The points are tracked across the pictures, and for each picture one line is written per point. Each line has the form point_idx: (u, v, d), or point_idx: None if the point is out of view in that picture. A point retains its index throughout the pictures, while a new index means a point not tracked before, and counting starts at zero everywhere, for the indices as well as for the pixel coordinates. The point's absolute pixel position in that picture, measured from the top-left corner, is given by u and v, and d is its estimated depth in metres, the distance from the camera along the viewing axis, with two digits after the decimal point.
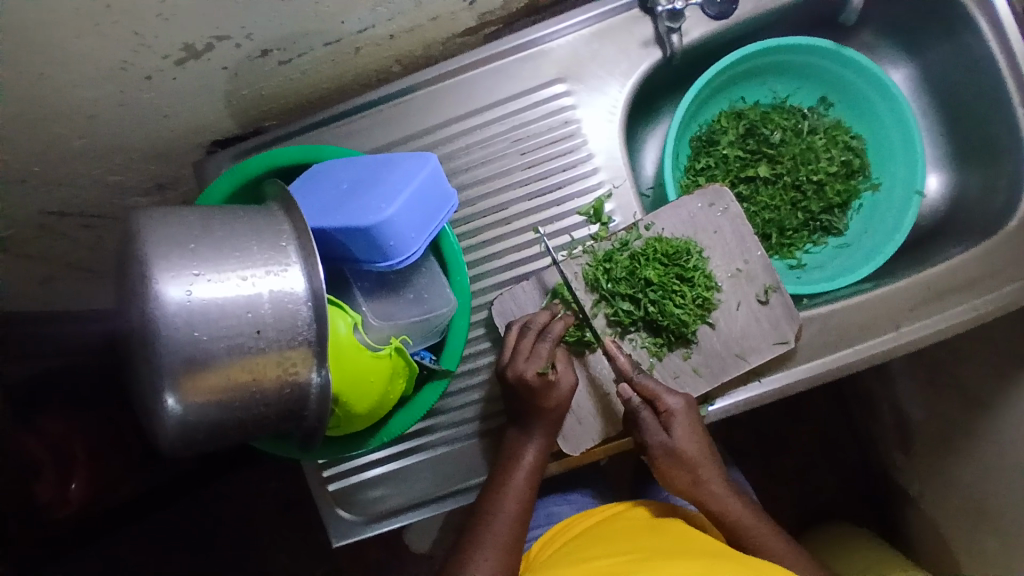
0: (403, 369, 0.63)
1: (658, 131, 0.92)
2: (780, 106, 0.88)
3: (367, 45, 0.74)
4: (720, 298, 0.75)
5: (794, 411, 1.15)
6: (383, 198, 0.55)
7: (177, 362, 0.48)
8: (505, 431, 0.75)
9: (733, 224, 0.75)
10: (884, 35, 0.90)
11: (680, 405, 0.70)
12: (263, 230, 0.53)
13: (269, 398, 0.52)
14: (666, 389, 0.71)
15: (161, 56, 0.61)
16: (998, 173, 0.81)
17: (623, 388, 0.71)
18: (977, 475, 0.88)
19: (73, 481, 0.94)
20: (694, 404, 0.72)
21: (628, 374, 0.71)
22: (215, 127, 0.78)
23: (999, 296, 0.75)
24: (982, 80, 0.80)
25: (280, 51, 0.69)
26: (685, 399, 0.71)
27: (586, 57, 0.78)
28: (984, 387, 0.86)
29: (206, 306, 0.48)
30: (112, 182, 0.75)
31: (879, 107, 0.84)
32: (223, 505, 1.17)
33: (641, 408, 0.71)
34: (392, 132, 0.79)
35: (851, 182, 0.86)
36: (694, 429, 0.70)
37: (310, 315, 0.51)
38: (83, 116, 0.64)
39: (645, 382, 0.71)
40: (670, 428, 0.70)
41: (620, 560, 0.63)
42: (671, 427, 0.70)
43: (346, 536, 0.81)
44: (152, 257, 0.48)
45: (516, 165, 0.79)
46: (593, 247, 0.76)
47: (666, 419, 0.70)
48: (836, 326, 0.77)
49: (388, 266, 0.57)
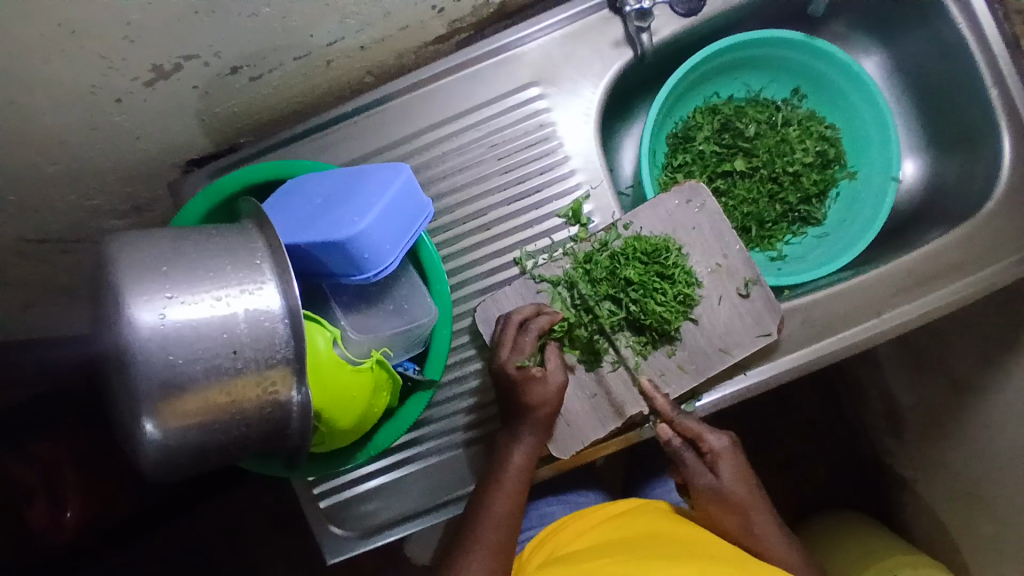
0: (386, 381, 0.63)
1: (635, 130, 0.93)
2: (754, 100, 0.88)
3: (338, 57, 0.74)
4: (702, 294, 0.75)
5: (785, 400, 1.15)
6: (355, 212, 0.55)
7: (154, 387, 0.47)
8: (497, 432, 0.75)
9: (711, 220, 0.75)
10: (854, 24, 0.90)
11: (724, 444, 0.73)
12: (236, 249, 0.52)
13: (249, 418, 0.51)
14: (708, 429, 0.73)
15: (131, 78, 0.60)
16: (973, 155, 0.82)
17: (662, 427, 0.73)
18: (968, 457, 0.88)
19: (67, 508, 0.94)
20: (737, 443, 0.74)
21: (667, 413, 0.73)
22: (189, 146, 0.78)
23: (978, 280, 0.75)
24: (953, 65, 0.81)
25: (250, 68, 0.68)
26: (728, 440, 0.73)
27: (558, 59, 0.78)
28: (971, 368, 0.87)
29: (181, 329, 0.48)
30: (88, 206, 0.74)
31: (852, 96, 0.84)
32: (219, 524, 1.16)
33: (684, 448, 0.73)
34: (368, 143, 0.79)
35: (828, 172, 0.87)
36: (739, 470, 0.72)
37: (287, 332, 0.50)
38: (54, 142, 0.63)
39: (688, 422, 0.73)
40: (715, 469, 0.72)
41: (613, 563, 0.63)
42: (717, 466, 0.72)
43: (341, 551, 0.80)
44: (124, 282, 0.48)
45: (493, 170, 0.79)
46: (573, 250, 0.76)
47: (710, 459, 0.72)
48: (819, 316, 0.77)
49: (365, 278, 0.57)
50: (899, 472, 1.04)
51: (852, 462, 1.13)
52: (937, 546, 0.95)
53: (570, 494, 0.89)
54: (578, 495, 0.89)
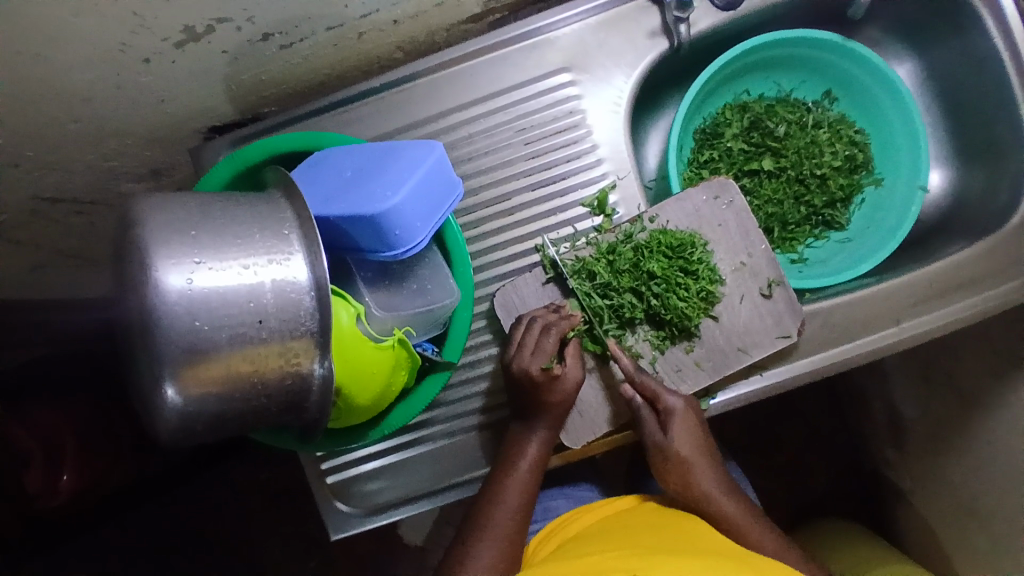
0: (405, 361, 0.62)
1: (662, 123, 0.92)
2: (784, 100, 0.87)
3: (370, 31, 0.73)
4: (724, 292, 0.74)
5: (791, 404, 1.15)
6: (387, 187, 0.54)
7: (178, 352, 0.47)
8: (509, 423, 0.75)
9: (737, 217, 0.75)
10: (889, 30, 0.89)
11: (679, 406, 0.72)
12: (265, 217, 0.52)
13: (271, 389, 0.51)
14: (667, 389, 0.72)
15: (161, 38, 0.59)
16: (999, 171, 0.81)
17: (625, 387, 0.73)
18: (970, 471, 0.88)
19: (64, 471, 0.92)
20: (695, 407, 0.73)
21: (631, 374, 0.72)
22: (212, 112, 0.77)
23: (989, 298, 0.76)
24: (986, 78, 0.80)
25: (282, 35, 0.67)
26: (684, 401, 0.73)
27: (593, 47, 0.77)
28: (979, 384, 0.87)
29: (208, 294, 0.47)
30: (106, 166, 0.73)
31: (884, 102, 0.84)
32: (217, 494, 1.16)
33: (642, 407, 0.73)
34: (394, 120, 0.78)
35: (855, 177, 0.86)
36: (689, 430, 0.72)
37: (313, 305, 0.50)
38: (77, 99, 0.62)
39: (648, 382, 0.72)
40: (666, 427, 0.71)
41: (619, 556, 0.63)
42: (668, 426, 0.71)
43: (345, 527, 0.80)
44: (151, 245, 0.47)
45: (519, 155, 0.78)
46: (596, 240, 0.75)
47: (664, 417, 0.72)
48: (837, 321, 0.77)
49: (393, 256, 0.57)
50: (898, 484, 1.04)
51: (852, 471, 1.13)
52: (931, 559, 0.95)
53: (571, 485, 0.89)
54: (580, 488, 0.89)
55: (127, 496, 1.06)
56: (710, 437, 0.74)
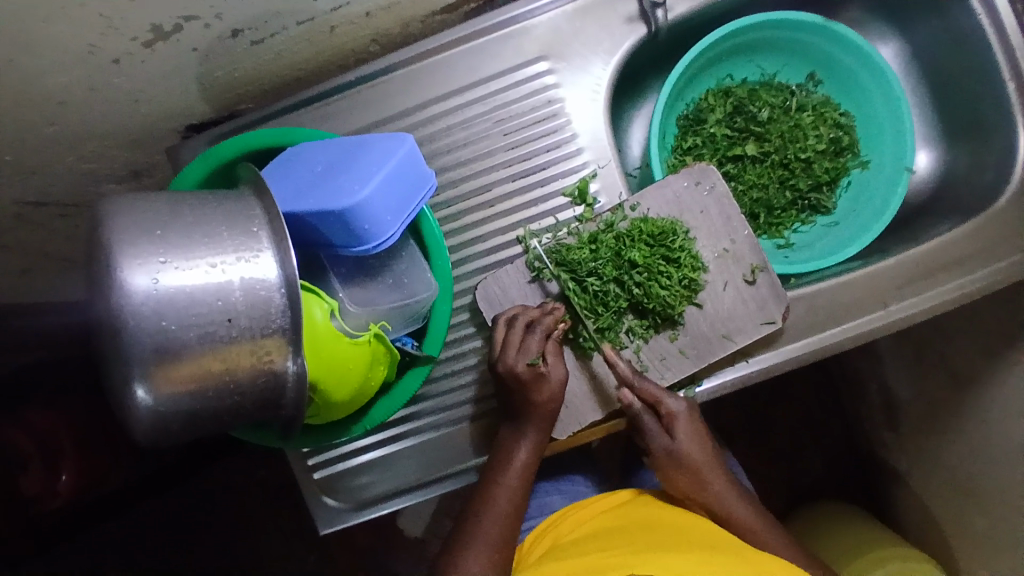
0: (383, 355, 0.62)
1: (644, 110, 0.91)
2: (768, 84, 0.86)
3: (342, 24, 0.72)
4: (707, 279, 0.74)
5: (786, 390, 1.14)
6: (356, 180, 0.53)
7: (146, 352, 0.46)
8: (500, 426, 0.74)
9: (719, 203, 0.74)
10: (871, 10, 0.88)
11: (682, 409, 0.72)
12: (233, 214, 0.51)
13: (244, 387, 0.51)
14: (667, 392, 0.72)
15: (129, 38, 0.59)
16: (986, 149, 0.80)
17: (624, 393, 0.71)
18: (967, 454, 0.88)
19: (62, 472, 0.93)
20: (695, 409, 0.73)
21: (630, 380, 0.71)
22: (189, 111, 0.76)
23: (973, 280, 0.75)
24: (970, 55, 0.78)
25: (253, 31, 0.67)
26: (686, 403, 0.72)
27: (569, 34, 0.76)
28: (972, 365, 0.86)
29: (175, 294, 0.47)
30: (86, 169, 0.73)
31: (869, 84, 0.82)
32: (215, 493, 1.17)
33: (643, 413, 0.72)
34: (372, 114, 0.78)
35: (840, 160, 0.85)
36: (695, 433, 0.72)
37: (284, 302, 0.49)
38: (52, 103, 0.61)
39: (648, 386, 0.71)
40: (672, 432, 0.71)
41: (615, 555, 0.62)
42: (674, 430, 0.71)
43: (334, 522, 0.80)
44: (117, 245, 0.47)
45: (498, 146, 0.77)
46: (578, 229, 0.75)
47: (667, 422, 0.72)
48: (823, 305, 0.76)
49: (365, 250, 0.56)
50: (896, 467, 1.03)
51: (849, 456, 1.12)
52: (929, 544, 0.95)
53: (563, 482, 0.89)
54: (572, 481, 0.89)
55: (124, 499, 1.06)
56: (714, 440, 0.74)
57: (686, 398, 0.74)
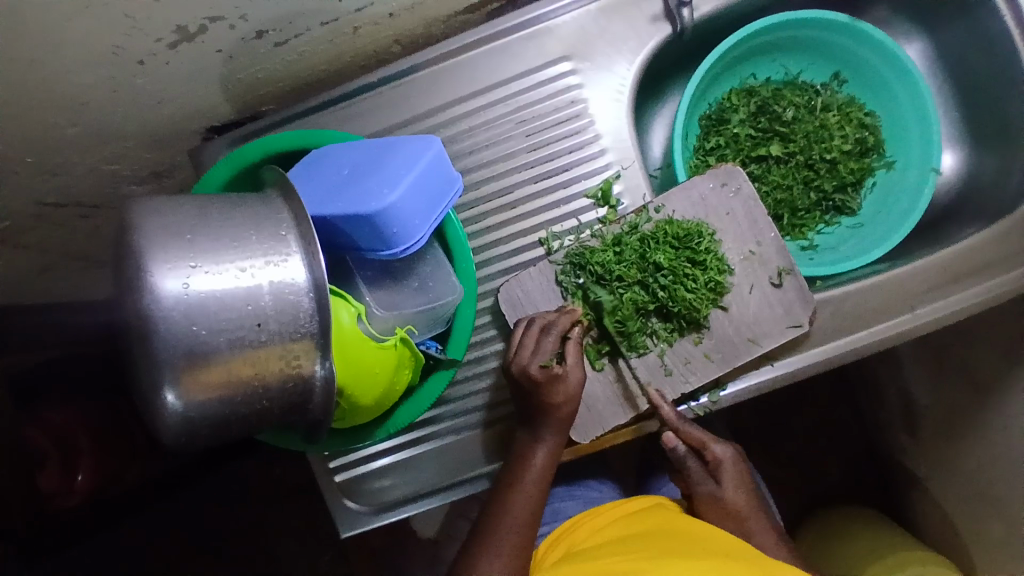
0: (408, 359, 0.62)
1: (666, 111, 0.90)
2: (792, 83, 0.85)
3: (365, 25, 0.72)
4: (732, 282, 0.73)
5: (806, 393, 1.13)
6: (384, 183, 0.53)
7: (176, 356, 0.46)
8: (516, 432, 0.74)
9: (746, 205, 0.73)
10: (899, 9, 0.87)
11: (726, 454, 0.74)
12: (262, 218, 0.51)
13: (272, 391, 0.50)
14: (713, 437, 0.74)
15: (154, 39, 0.59)
16: (1015, 152, 0.79)
17: (668, 435, 0.73)
18: (990, 459, 0.86)
19: (79, 472, 0.92)
20: (739, 456, 0.75)
21: (672, 421, 0.72)
22: (211, 112, 0.76)
23: (1002, 283, 0.73)
24: (1000, 56, 0.77)
25: (276, 32, 0.66)
26: (731, 450, 0.75)
27: (594, 34, 0.76)
28: (994, 369, 0.85)
29: (205, 299, 0.47)
30: (107, 171, 0.72)
31: (894, 82, 0.81)
32: (231, 492, 1.17)
33: (688, 456, 0.73)
34: (394, 115, 0.77)
35: (865, 161, 0.83)
36: (739, 479, 0.73)
37: (312, 306, 0.49)
38: (75, 104, 0.61)
39: (693, 430, 0.73)
40: (717, 477, 0.73)
41: (627, 560, 0.61)
42: (719, 475, 0.73)
43: (355, 525, 0.80)
44: (148, 249, 0.46)
45: (521, 147, 0.77)
46: (601, 232, 0.74)
47: (712, 468, 0.73)
48: (850, 309, 0.75)
49: (392, 254, 0.56)
50: (914, 471, 1.02)
51: (866, 460, 1.11)
52: (949, 550, 0.93)
53: (579, 485, 0.89)
54: (591, 485, 0.88)
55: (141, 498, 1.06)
56: (758, 490, 0.75)
57: (730, 443, 0.76)
